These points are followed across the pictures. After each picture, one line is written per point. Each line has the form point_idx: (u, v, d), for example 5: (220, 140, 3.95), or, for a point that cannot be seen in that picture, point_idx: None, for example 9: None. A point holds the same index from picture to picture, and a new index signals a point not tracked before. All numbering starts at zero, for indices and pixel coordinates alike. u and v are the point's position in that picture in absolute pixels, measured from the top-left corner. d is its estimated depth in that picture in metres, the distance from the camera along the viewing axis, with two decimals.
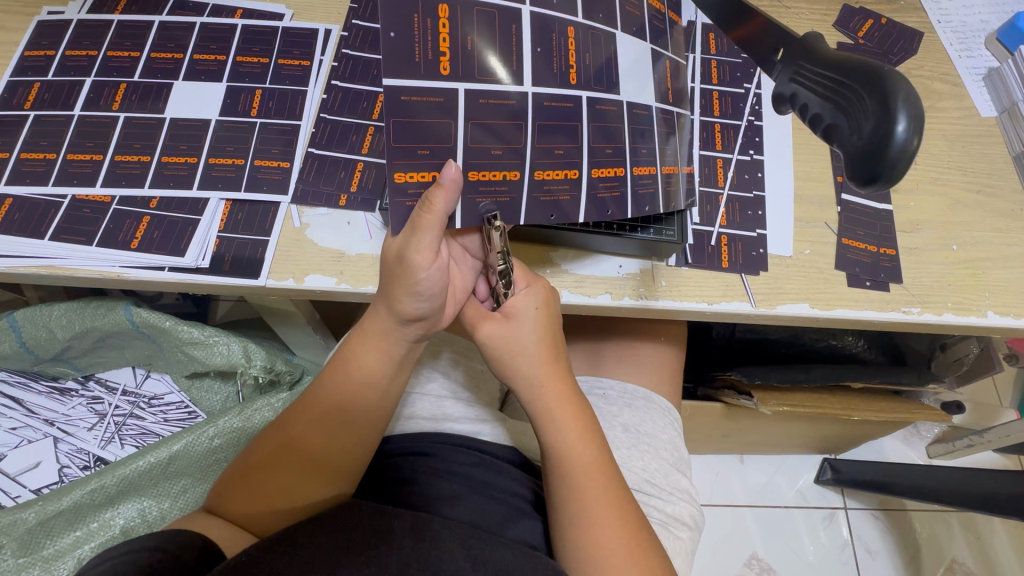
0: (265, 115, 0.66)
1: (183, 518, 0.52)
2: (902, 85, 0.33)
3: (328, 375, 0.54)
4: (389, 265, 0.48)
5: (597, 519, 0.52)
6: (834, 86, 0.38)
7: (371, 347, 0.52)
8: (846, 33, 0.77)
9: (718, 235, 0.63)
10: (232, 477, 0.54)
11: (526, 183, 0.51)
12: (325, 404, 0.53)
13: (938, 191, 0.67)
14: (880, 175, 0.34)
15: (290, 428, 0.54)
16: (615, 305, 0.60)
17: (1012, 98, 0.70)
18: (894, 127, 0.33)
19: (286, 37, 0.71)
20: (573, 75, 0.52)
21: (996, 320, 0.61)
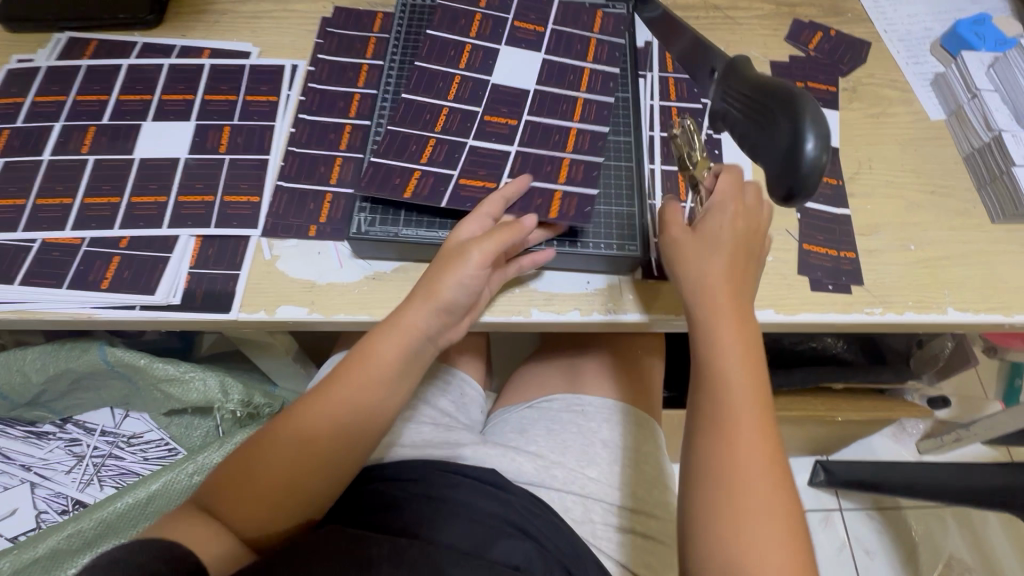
0: (233, 151, 0.67)
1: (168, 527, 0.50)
2: (811, 110, 0.36)
3: (348, 367, 0.54)
4: (441, 257, 0.56)
5: (751, 502, 0.44)
6: (749, 103, 0.41)
7: (394, 339, 0.54)
8: (797, 47, 0.80)
9: None
10: (224, 483, 0.52)
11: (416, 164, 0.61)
12: (341, 402, 0.53)
13: (893, 194, 0.69)
14: (793, 189, 0.37)
15: (298, 429, 0.53)
16: (585, 321, 0.60)
17: (958, 101, 0.73)
18: (805, 146, 0.36)
19: (254, 74, 0.72)
20: (449, 94, 0.66)
21: (956, 316, 0.62)
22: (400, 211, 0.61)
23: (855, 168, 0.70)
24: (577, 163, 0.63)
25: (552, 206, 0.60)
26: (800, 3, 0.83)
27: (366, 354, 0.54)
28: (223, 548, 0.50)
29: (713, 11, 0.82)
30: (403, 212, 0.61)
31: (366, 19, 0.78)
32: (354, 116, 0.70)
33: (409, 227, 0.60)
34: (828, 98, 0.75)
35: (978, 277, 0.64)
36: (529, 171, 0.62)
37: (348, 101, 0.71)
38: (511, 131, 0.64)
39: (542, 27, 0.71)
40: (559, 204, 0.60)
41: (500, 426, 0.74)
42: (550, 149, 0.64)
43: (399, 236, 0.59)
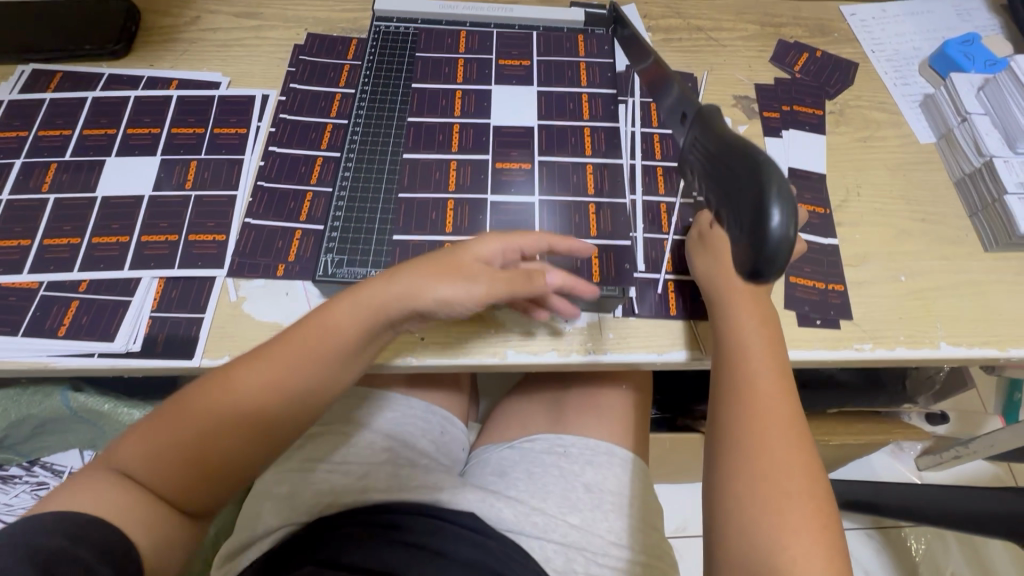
0: (200, 187, 0.65)
1: (90, 498, 0.45)
2: (776, 184, 0.36)
3: (317, 338, 0.50)
4: (441, 257, 0.53)
5: (780, 477, 0.45)
6: (721, 165, 0.40)
7: (354, 308, 0.51)
8: (783, 68, 0.78)
9: (665, 282, 0.62)
10: (168, 457, 0.47)
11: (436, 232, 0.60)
12: (312, 380, 0.50)
13: (882, 222, 0.67)
14: (761, 267, 0.36)
15: (258, 402, 0.48)
16: (563, 361, 0.58)
17: (948, 124, 0.71)
18: (769, 224, 0.35)
19: (223, 105, 0.70)
20: (453, 145, 0.65)
21: (949, 351, 0.60)
22: (370, 253, 0.59)
23: (842, 195, 0.68)
24: (604, 207, 0.62)
25: (593, 269, 0.59)
26: (785, 23, 0.82)
27: (339, 328, 0.51)
28: (164, 535, 0.47)
29: (697, 33, 0.80)
30: (373, 254, 0.59)
31: (340, 47, 0.76)
32: (325, 148, 0.68)
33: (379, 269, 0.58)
34: (814, 122, 0.73)
35: (970, 308, 0.62)
36: (562, 232, 0.61)
37: (320, 132, 0.69)
38: (527, 180, 0.63)
39: (530, 60, 0.70)
40: (599, 265, 0.60)
41: (481, 467, 0.72)
42: (574, 196, 0.63)
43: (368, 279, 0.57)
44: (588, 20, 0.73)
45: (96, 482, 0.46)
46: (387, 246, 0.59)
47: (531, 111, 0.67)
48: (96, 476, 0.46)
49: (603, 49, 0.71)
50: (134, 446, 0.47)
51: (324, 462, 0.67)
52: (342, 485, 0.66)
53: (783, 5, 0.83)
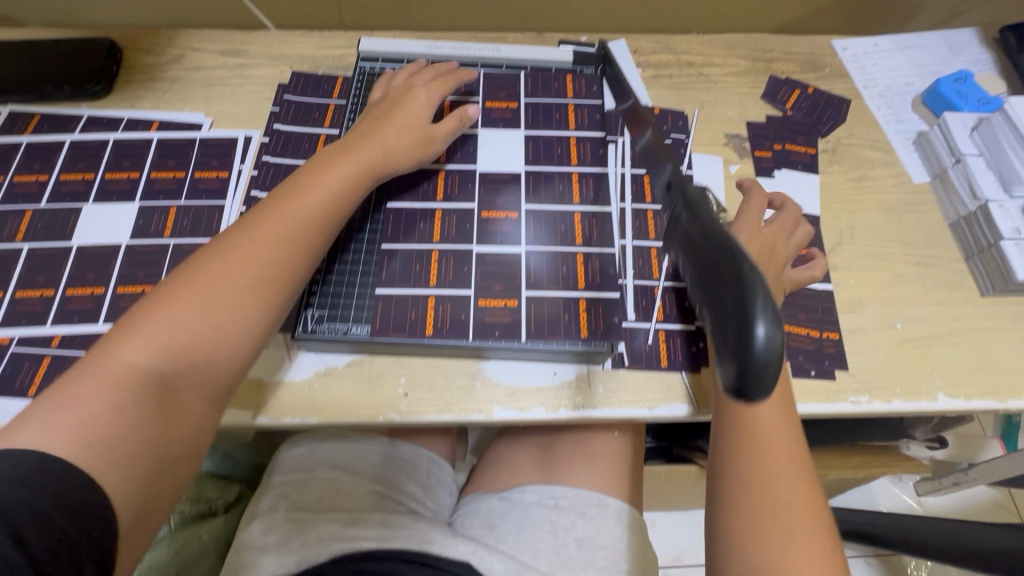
0: (179, 235, 0.63)
1: (58, 439, 0.42)
2: (763, 295, 0.33)
3: (278, 229, 0.53)
4: (361, 141, 0.60)
5: (790, 519, 0.44)
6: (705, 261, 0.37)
7: (300, 211, 0.54)
8: (774, 105, 0.77)
9: (656, 331, 0.60)
10: (143, 375, 0.46)
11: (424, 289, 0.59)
12: (282, 273, 0.52)
13: (876, 267, 0.66)
14: (743, 382, 0.33)
15: (228, 300, 0.50)
16: (551, 417, 0.56)
17: (942, 165, 0.70)
18: (753, 337, 0.32)
19: (204, 147, 0.69)
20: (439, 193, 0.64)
21: (946, 403, 0.58)
22: (351, 306, 0.58)
23: (836, 238, 0.67)
24: (592, 258, 0.60)
25: (580, 322, 0.57)
26: (777, 58, 0.81)
27: (297, 219, 0.54)
28: (149, 467, 0.44)
29: (687, 68, 0.79)
30: (355, 309, 0.58)
31: (325, 85, 0.75)
32: None
33: (361, 324, 0.57)
34: (806, 161, 0.72)
35: (967, 357, 0.61)
36: (549, 284, 0.59)
37: None
38: (513, 230, 0.62)
39: (517, 102, 0.69)
40: (587, 318, 0.58)
41: (470, 518, 0.70)
42: (561, 245, 0.61)
43: (349, 335, 0.57)
44: (577, 59, 0.73)
45: (56, 415, 0.43)
46: (369, 300, 0.58)
47: (518, 156, 0.66)
48: (57, 411, 0.43)
49: (592, 90, 0.70)
50: (94, 373, 0.45)
51: (308, 513, 0.65)
52: (329, 532, 0.62)
53: (775, 39, 0.82)
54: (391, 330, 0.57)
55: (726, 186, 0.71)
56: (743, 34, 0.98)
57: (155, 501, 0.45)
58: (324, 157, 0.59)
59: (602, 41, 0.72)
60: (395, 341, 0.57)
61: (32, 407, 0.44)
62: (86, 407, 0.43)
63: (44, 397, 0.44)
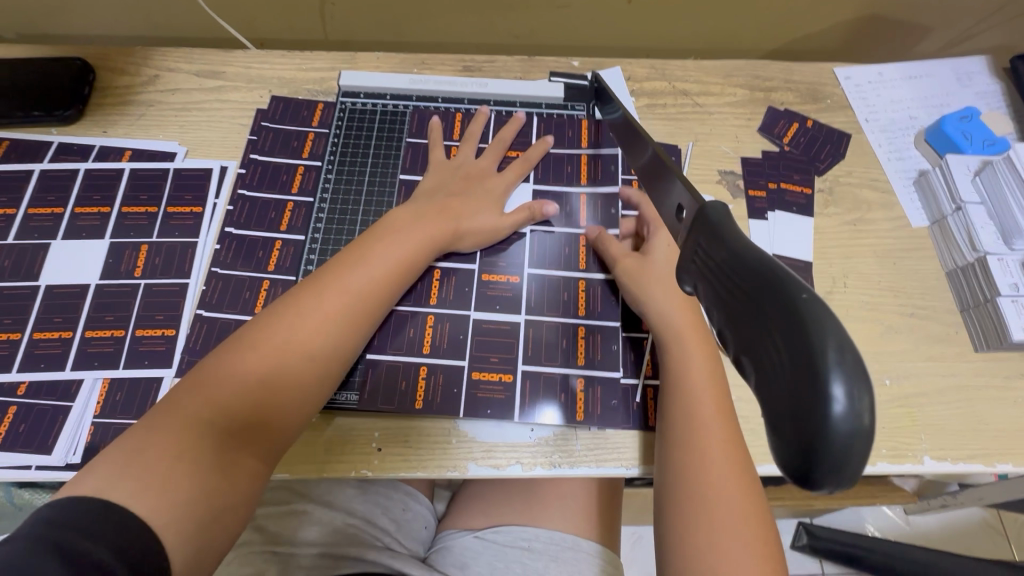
0: (150, 275, 0.61)
1: (126, 482, 0.41)
2: (839, 343, 0.21)
3: (355, 287, 0.54)
4: (432, 211, 0.61)
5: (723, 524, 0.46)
6: (729, 288, 0.25)
7: (361, 272, 0.55)
8: (772, 139, 0.74)
9: (641, 387, 0.58)
10: (221, 422, 0.46)
11: (417, 360, 0.58)
12: (351, 335, 0.53)
13: (869, 317, 0.64)
14: (812, 473, 0.21)
15: (303, 356, 0.50)
16: (528, 475, 0.55)
17: (942, 210, 0.67)
18: (826, 418, 0.20)
19: (177, 180, 0.67)
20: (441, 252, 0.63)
21: (932, 466, 0.57)
22: (344, 374, 0.57)
23: (828, 287, 0.65)
24: (594, 331, 0.60)
25: (577, 405, 0.57)
26: (776, 88, 0.77)
27: (374, 278, 0.55)
28: (203, 514, 0.43)
29: (682, 97, 0.76)
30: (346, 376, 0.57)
31: (305, 111, 0.72)
32: (285, 229, 0.65)
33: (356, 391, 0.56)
34: (802, 202, 0.70)
35: (957, 417, 0.59)
36: (546, 358, 0.59)
37: (280, 211, 0.66)
38: (515, 294, 0.62)
39: (523, 151, 0.69)
40: (584, 400, 0.57)
41: (443, 556, 0.69)
42: (563, 315, 0.61)
43: (336, 404, 0.56)
44: (569, 95, 0.72)
45: (133, 458, 0.43)
46: (359, 364, 0.58)
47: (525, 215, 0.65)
48: (128, 462, 0.42)
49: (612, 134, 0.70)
50: (172, 416, 0.45)
51: (283, 550, 0.63)
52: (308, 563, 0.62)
53: (775, 66, 0.79)
54: (379, 402, 0.56)
55: None
56: (743, 54, 0.95)
57: (205, 549, 0.43)
58: (402, 215, 0.60)
59: (594, 73, 0.70)
60: (383, 412, 0.56)
61: (106, 451, 0.44)
62: (157, 453, 0.43)
63: (121, 440, 0.45)
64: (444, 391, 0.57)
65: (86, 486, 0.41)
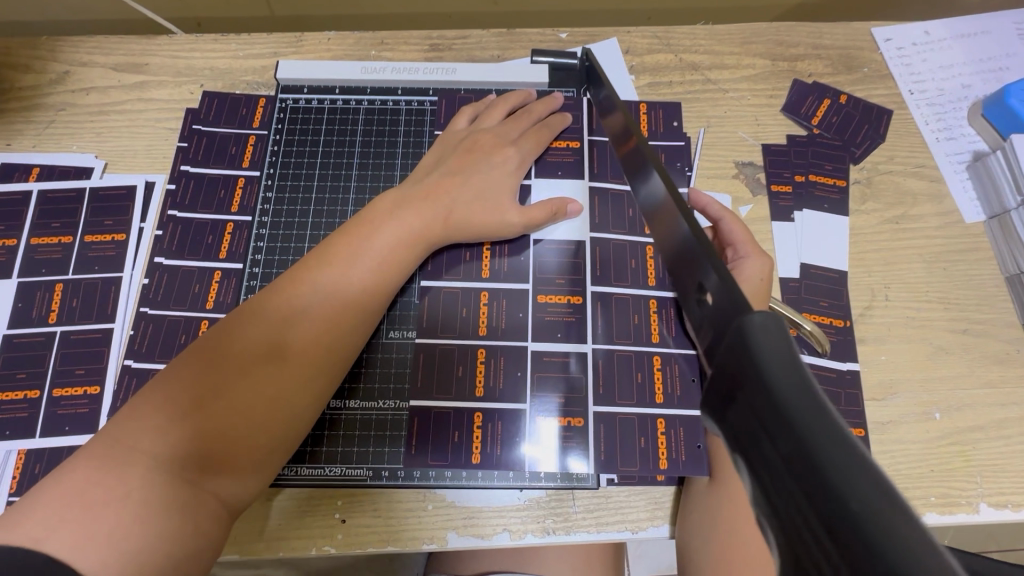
0: (67, 321, 0.52)
1: (67, 527, 0.34)
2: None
3: (324, 292, 0.45)
4: (424, 192, 0.51)
5: None
6: (807, 547, 0.14)
7: (335, 278, 0.46)
8: (798, 121, 0.62)
9: (654, 421, 0.49)
10: (176, 454, 0.39)
11: (472, 404, 0.49)
12: (323, 354, 0.45)
13: (915, 336, 0.54)
14: None
15: (266, 375, 0.43)
16: (516, 545, 0.47)
17: (1004, 203, 0.57)
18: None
19: (95, 201, 0.57)
20: (486, 269, 0.53)
21: (990, 516, 0.49)
22: (387, 426, 0.49)
23: (866, 301, 0.55)
24: (671, 359, 0.51)
25: (659, 452, 0.48)
26: (802, 56, 0.65)
27: (349, 280, 0.46)
28: (162, 564, 0.36)
29: (692, 73, 0.64)
30: (385, 430, 0.49)
31: (244, 109, 0.61)
32: (225, 256, 0.55)
33: (333, 463, 0.48)
34: (835, 196, 0.59)
35: (1020, 455, 0.50)
36: (621, 397, 0.50)
37: (219, 234, 0.56)
38: (578, 319, 0.52)
39: (578, 141, 0.57)
40: (666, 445, 0.48)
41: None
42: (634, 343, 0.51)
43: (345, 474, 0.48)
44: (555, 79, 0.61)
45: (76, 494, 0.36)
46: (405, 415, 0.49)
47: (582, 218, 0.55)
48: (70, 498, 0.35)
49: (671, 127, 0.60)
50: (122, 443, 0.38)
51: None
52: None
53: (800, 29, 0.66)
54: (430, 459, 0.48)
55: None
56: (759, 13, 0.81)
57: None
58: (386, 201, 0.50)
59: (583, 49, 0.58)
60: (432, 470, 0.48)
61: (51, 476, 0.37)
62: (107, 489, 0.36)
63: (67, 468, 0.38)
64: (501, 443, 0.48)
65: (22, 529, 0.34)
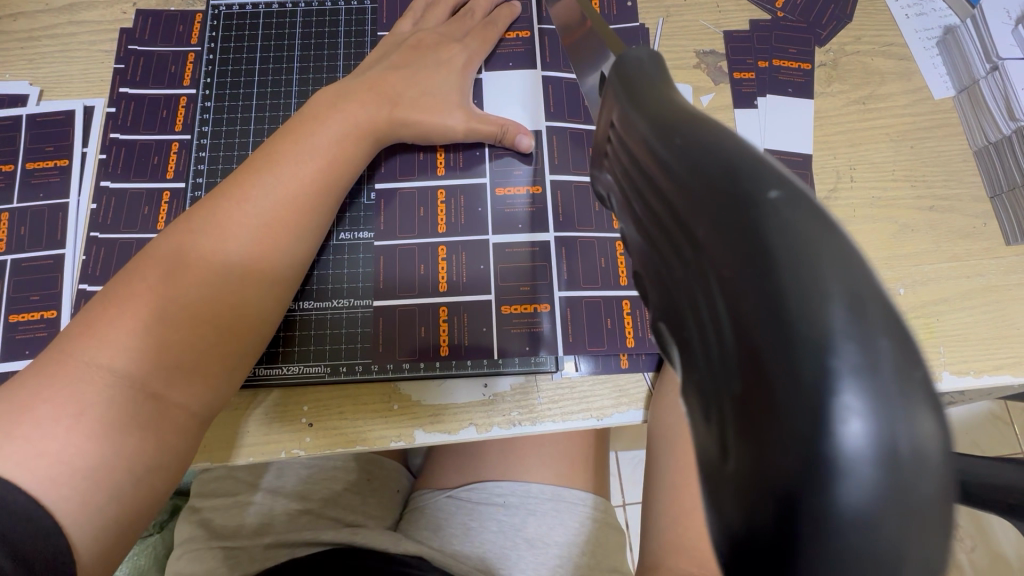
0: (17, 249, 0.51)
1: (16, 440, 0.34)
2: (851, 333, 0.12)
3: (274, 192, 0.44)
4: (371, 88, 0.48)
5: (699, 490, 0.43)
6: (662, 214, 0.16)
7: (284, 181, 0.44)
8: (761, 5, 0.59)
9: (620, 303, 0.49)
10: (126, 363, 0.37)
11: (437, 298, 0.49)
12: (275, 259, 0.44)
13: (881, 214, 0.53)
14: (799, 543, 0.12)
15: (222, 283, 0.41)
16: (483, 438, 0.47)
17: (973, 75, 0.55)
18: (824, 479, 0.12)
19: (34, 128, 0.55)
20: (441, 165, 0.52)
21: (953, 383, 0.49)
22: (349, 327, 0.49)
23: (832, 184, 0.54)
24: None
25: (626, 331, 0.49)
26: None
27: (299, 180, 0.45)
28: (116, 482, 0.36)
29: None
30: (346, 329, 0.49)
31: (180, 26, 0.58)
32: (172, 176, 0.53)
33: (292, 363, 0.48)
34: (800, 80, 0.57)
35: (984, 324, 0.50)
36: (587, 283, 0.49)
37: (164, 154, 0.54)
38: (538, 209, 0.51)
39: (528, 30, 0.55)
40: (632, 324, 0.49)
41: (416, 518, 0.63)
42: (598, 229, 0.51)
43: (307, 377, 0.48)
44: None
45: (25, 407, 0.35)
46: (364, 314, 0.49)
47: (536, 108, 0.53)
48: (18, 411, 0.35)
49: (625, 9, 0.58)
50: (68, 357, 0.37)
51: (233, 544, 0.56)
52: (262, 551, 0.56)
53: None
54: (398, 355, 0.48)
55: None
56: None
57: (124, 525, 0.36)
58: (326, 97, 0.48)
59: None
60: (400, 364, 0.48)
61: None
62: (56, 402, 0.35)
63: (14, 385, 0.37)
64: (467, 338, 0.48)
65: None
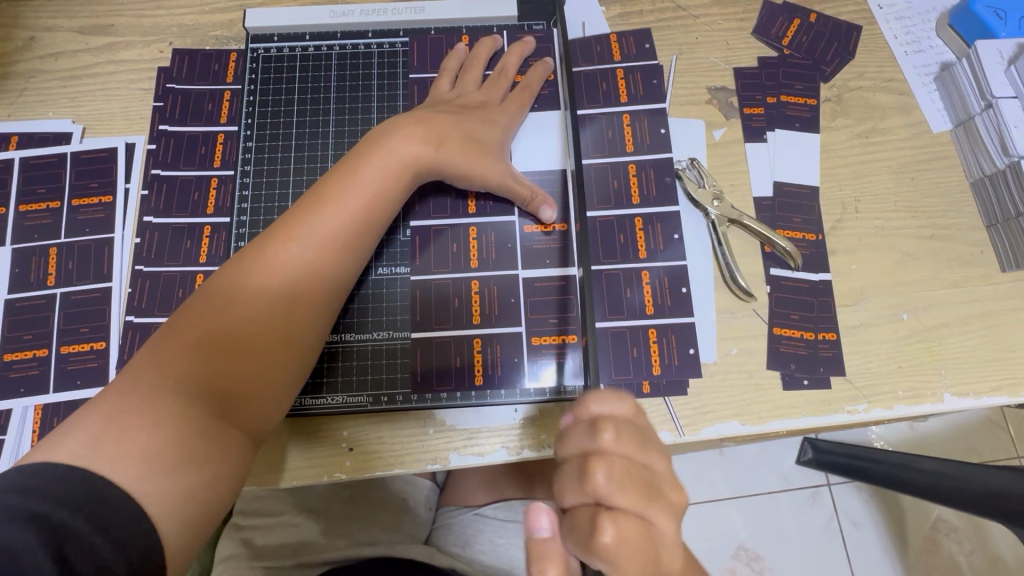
0: (65, 282, 0.54)
1: (106, 448, 0.36)
2: None
3: (321, 229, 0.46)
4: (411, 128, 0.50)
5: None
6: None
7: (329, 218, 0.46)
8: (768, 42, 0.63)
9: (647, 330, 0.53)
10: (192, 388, 0.40)
11: (472, 331, 0.52)
12: (320, 292, 0.46)
13: (884, 243, 0.57)
14: None
15: (272, 318, 0.44)
16: (516, 459, 0.50)
17: (969, 111, 0.58)
18: None
19: (78, 165, 0.57)
20: (472, 205, 0.55)
21: (953, 404, 0.52)
22: (387, 360, 0.51)
23: (838, 214, 0.57)
24: (659, 273, 0.55)
25: (652, 358, 0.52)
26: None
27: (344, 217, 0.47)
28: (200, 507, 0.38)
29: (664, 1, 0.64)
30: (385, 360, 0.51)
31: (215, 65, 0.60)
32: (212, 212, 0.56)
33: (335, 393, 0.50)
34: (806, 116, 0.60)
35: (981, 347, 0.54)
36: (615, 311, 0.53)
37: (203, 190, 0.56)
38: (564, 244, 0.54)
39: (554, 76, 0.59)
40: (658, 351, 0.52)
41: (445, 533, 0.65)
42: (622, 261, 0.55)
43: (348, 405, 0.50)
44: (523, 13, 0.61)
45: (111, 419, 0.37)
46: (402, 345, 0.52)
47: (560, 148, 0.56)
48: (106, 422, 0.37)
49: (643, 49, 0.61)
50: (139, 380, 0.39)
51: (273, 561, 0.60)
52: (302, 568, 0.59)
53: None
54: (434, 385, 0.51)
55: (709, 157, 0.59)
56: None
57: (196, 542, 0.38)
58: (369, 137, 0.50)
59: None
60: (436, 394, 0.51)
61: (84, 408, 0.39)
62: (140, 419, 0.37)
63: (99, 397, 0.39)
64: (502, 368, 0.51)
65: (59, 457, 0.36)
